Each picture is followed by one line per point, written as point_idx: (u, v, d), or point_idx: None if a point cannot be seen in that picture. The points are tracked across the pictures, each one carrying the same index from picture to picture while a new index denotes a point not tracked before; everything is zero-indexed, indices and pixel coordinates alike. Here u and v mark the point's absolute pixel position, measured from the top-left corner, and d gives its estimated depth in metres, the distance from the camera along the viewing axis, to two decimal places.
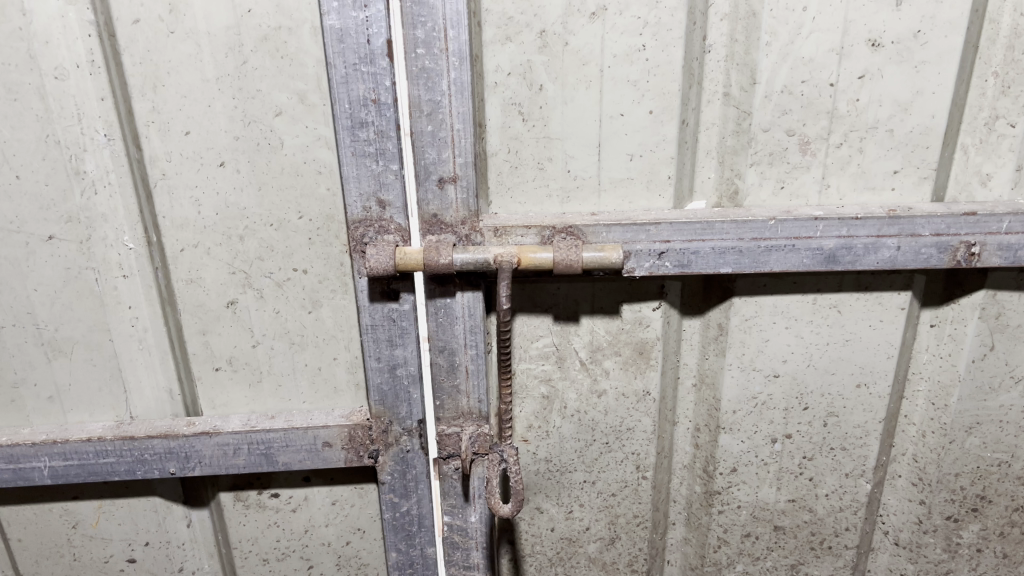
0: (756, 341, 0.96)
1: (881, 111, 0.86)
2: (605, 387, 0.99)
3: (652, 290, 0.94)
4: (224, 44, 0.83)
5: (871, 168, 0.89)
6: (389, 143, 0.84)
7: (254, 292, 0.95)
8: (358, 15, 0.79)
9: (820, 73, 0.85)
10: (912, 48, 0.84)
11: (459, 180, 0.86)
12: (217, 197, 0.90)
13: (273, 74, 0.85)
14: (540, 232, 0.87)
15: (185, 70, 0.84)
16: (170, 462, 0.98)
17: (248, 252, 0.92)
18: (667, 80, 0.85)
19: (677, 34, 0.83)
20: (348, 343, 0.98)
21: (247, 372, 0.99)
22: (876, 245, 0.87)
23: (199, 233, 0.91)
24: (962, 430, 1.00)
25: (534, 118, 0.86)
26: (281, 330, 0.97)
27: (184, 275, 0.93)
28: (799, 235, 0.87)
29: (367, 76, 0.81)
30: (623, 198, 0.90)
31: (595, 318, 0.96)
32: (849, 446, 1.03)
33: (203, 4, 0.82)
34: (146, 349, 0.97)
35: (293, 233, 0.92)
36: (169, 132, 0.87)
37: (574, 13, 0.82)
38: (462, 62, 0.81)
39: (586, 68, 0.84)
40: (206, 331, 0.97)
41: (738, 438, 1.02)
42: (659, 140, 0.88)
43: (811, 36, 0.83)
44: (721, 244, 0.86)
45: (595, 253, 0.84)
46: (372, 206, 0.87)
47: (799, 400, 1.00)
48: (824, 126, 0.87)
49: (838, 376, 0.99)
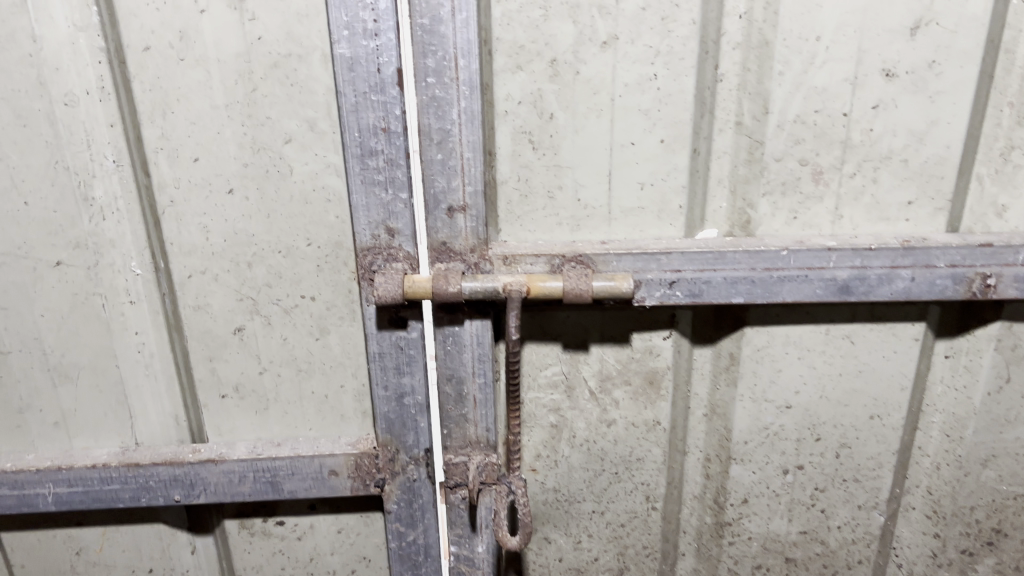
0: (768, 371, 0.96)
1: (895, 142, 0.84)
2: (615, 417, 0.98)
3: (662, 319, 0.93)
4: (234, 71, 0.83)
5: (884, 198, 0.87)
6: (399, 171, 0.84)
7: (261, 318, 0.94)
8: (369, 44, 0.79)
9: (833, 103, 0.83)
10: (926, 78, 0.82)
11: (469, 209, 0.86)
12: (226, 224, 0.89)
13: (282, 102, 0.84)
14: (549, 261, 0.88)
15: (194, 97, 0.84)
16: (175, 489, 0.98)
17: (256, 279, 0.92)
18: (679, 110, 0.84)
19: (689, 63, 0.82)
20: (355, 371, 0.97)
21: (253, 399, 0.98)
22: (890, 276, 0.86)
23: (207, 259, 0.91)
24: (979, 462, 0.99)
25: (544, 146, 0.86)
26: (288, 357, 0.96)
27: (192, 301, 0.93)
28: (812, 265, 0.86)
29: (378, 105, 0.81)
30: (633, 227, 0.89)
31: (604, 347, 0.95)
32: (862, 478, 1.01)
33: (214, 31, 0.81)
34: (152, 374, 0.97)
35: (302, 260, 0.91)
36: (178, 159, 0.86)
37: (585, 42, 0.81)
38: (472, 91, 0.81)
39: (597, 97, 0.84)
40: (213, 357, 0.96)
41: (749, 469, 1.01)
42: (671, 169, 0.87)
43: (825, 65, 0.82)
44: (732, 274, 0.87)
45: (605, 282, 0.85)
46: (381, 233, 0.87)
47: (812, 431, 0.99)
48: (838, 156, 0.85)
49: (852, 408, 0.97)
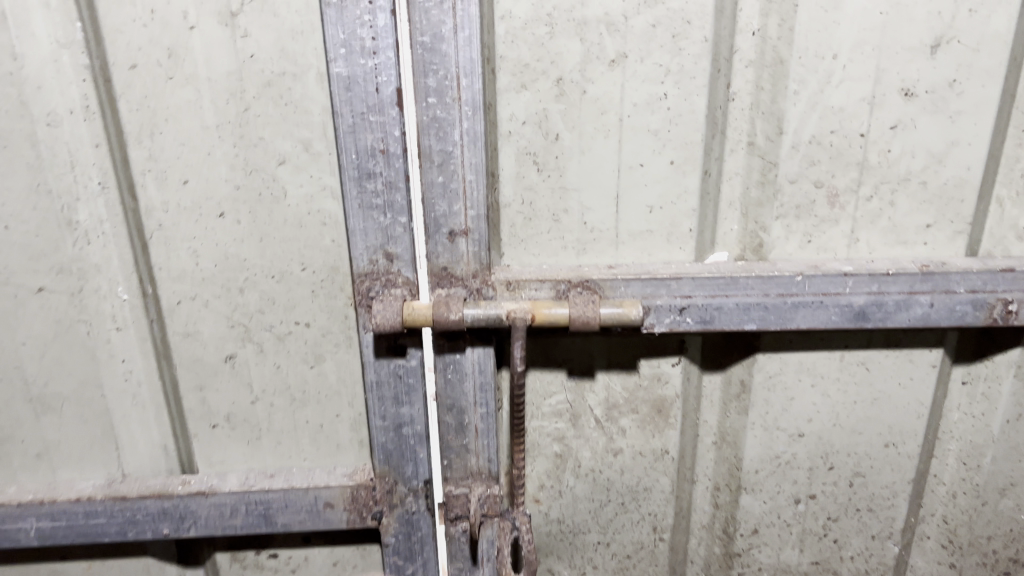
0: (780, 399, 0.92)
1: (913, 163, 0.81)
2: (622, 446, 0.95)
3: (671, 345, 0.90)
4: (226, 90, 0.79)
5: (902, 222, 0.84)
6: (398, 194, 0.80)
7: (254, 346, 0.90)
8: (367, 62, 0.75)
9: (850, 123, 0.80)
10: (947, 98, 0.79)
11: (471, 233, 0.82)
12: (217, 248, 0.86)
13: (276, 122, 0.80)
14: (555, 286, 0.84)
15: (183, 117, 0.80)
16: (164, 523, 0.94)
17: (248, 305, 0.88)
18: (690, 130, 0.81)
19: (701, 82, 0.79)
20: (351, 400, 0.93)
21: (246, 429, 0.95)
22: (909, 302, 0.83)
23: (197, 285, 0.87)
24: (996, 491, 0.96)
25: (549, 168, 0.82)
26: (282, 386, 0.92)
27: (181, 328, 0.89)
28: (828, 291, 0.83)
29: (376, 126, 0.78)
30: (642, 250, 0.86)
31: (611, 374, 0.91)
32: (876, 507, 0.98)
33: (204, 48, 0.77)
34: (140, 404, 0.93)
35: (296, 285, 0.87)
36: (167, 181, 0.83)
37: (593, 60, 0.78)
38: (475, 112, 0.77)
39: (605, 117, 0.80)
40: (203, 386, 0.92)
41: (759, 498, 0.97)
42: (681, 191, 0.83)
43: (841, 84, 0.78)
44: (745, 300, 0.83)
45: (613, 309, 0.81)
46: (379, 258, 0.84)
47: (824, 460, 0.95)
48: (854, 178, 0.82)
49: (866, 436, 0.94)
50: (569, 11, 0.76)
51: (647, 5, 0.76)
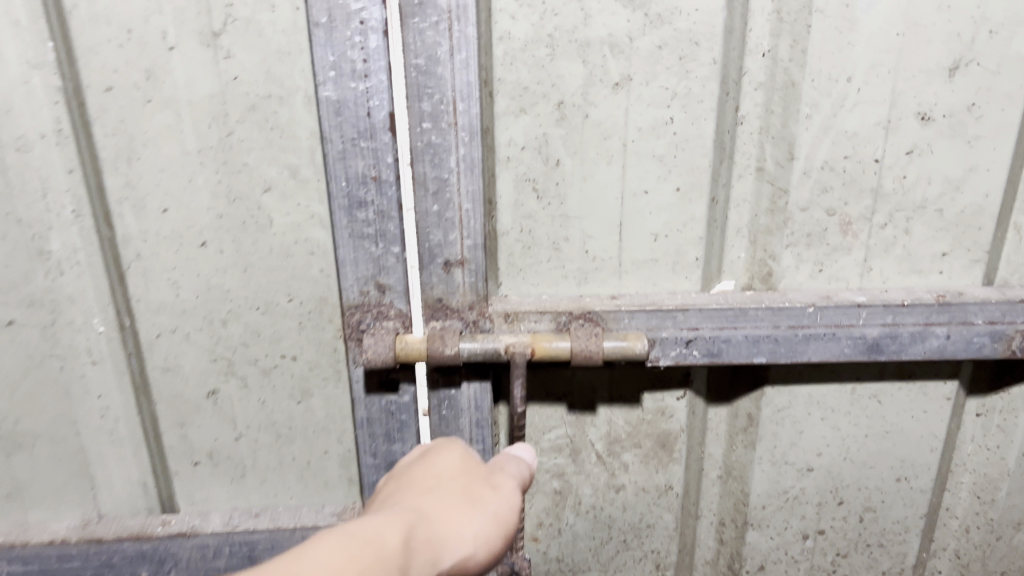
0: (789, 432, 0.89)
1: (929, 189, 0.78)
2: (624, 482, 0.91)
3: (676, 378, 0.86)
4: (208, 113, 0.75)
5: (917, 250, 0.81)
6: (390, 224, 0.76)
7: (238, 381, 0.86)
8: (357, 85, 0.71)
9: (864, 148, 0.76)
10: (965, 122, 0.75)
11: (467, 263, 0.78)
12: (199, 279, 0.81)
13: (261, 147, 0.76)
14: (555, 318, 0.80)
15: (163, 142, 0.76)
16: (142, 566, 0.90)
17: (231, 338, 0.84)
18: (696, 156, 0.77)
19: (709, 105, 0.75)
20: (340, 436, 0.89)
21: (229, 466, 0.90)
22: (924, 333, 0.80)
23: (177, 317, 0.83)
24: (1011, 526, 0.93)
25: (549, 195, 0.78)
26: (267, 422, 0.88)
27: (160, 363, 0.85)
28: (840, 322, 0.80)
29: (368, 152, 0.73)
30: (646, 280, 0.82)
31: (613, 408, 0.87)
32: (887, 543, 0.94)
33: (185, 70, 0.73)
34: (117, 441, 0.88)
35: (282, 317, 0.83)
36: (145, 210, 0.78)
37: (595, 83, 0.74)
38: (472, 138, 0.73)
39: (608, 142, 0.76)
40: (184, 423, 0.88)
41: (766, 534, 0.94)
42: (687, 219, 0.80)
43: (856, 108, 0.75)
44: (755, 332, 0.79)
45: (616, 342, 0.77)
46: (370, 290, 0.79)
47: (834, 495, 0.92)
48: (868, 205, 0.79)
49: (878, 470, 0.90)
50: (571, 32, 0.72)
51: (653, 25, 0.72)
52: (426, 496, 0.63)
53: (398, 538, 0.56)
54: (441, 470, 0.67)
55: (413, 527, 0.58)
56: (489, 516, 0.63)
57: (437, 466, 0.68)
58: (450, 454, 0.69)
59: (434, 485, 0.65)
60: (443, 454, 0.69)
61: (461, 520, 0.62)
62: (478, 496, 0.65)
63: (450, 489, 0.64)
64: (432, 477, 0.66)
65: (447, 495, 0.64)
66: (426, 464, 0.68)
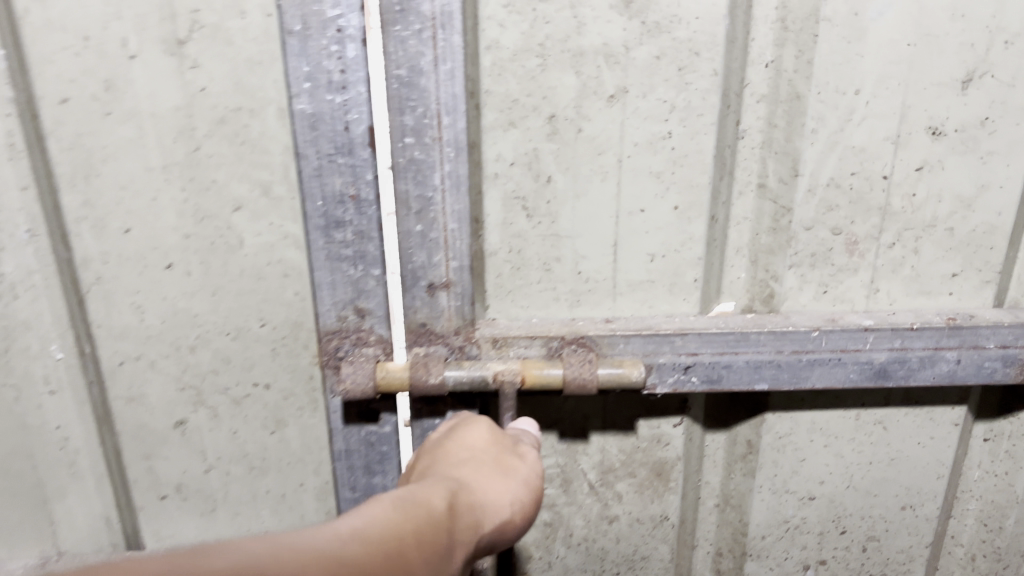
0: (790, 460, 0.84)
1: (939, 208, 0.74)
2: (618, 512, 0.86)
3: (673, 405, 0.81)
4: (173, 127, 0.69)
5: (925, 271, 0.77)
6: (371, 245, 0.71)
7: (207, 410, 0.80)
8: (334, 98, 0.66)
9: (872, 164, 0.73)
10: (978, 137, 0.72)
11: (453, 286, 0.73)
12: (164, 303, 0.76)
13: (230, 163, 0.71)
14: (546, 343, 0.75)
15: (124, 157, 0.70)
16: None
17: (200, 365, 0.78)
18: (696, 173, 0.73)
19: (709, 119, 0.71)
20: (317, 467, 0.84)
21: (199, 500, 0.85)
22: (933, 358, 0.76)
23: (141, 344, 0.77)
24: (1019, 554, 0.90)
25: (540, 213, 0.74)
26: (239, 453, 0.83)
27: (124, 392, 0.79)
28: (846, 347, 0.76)
29: (346, 168, 0.68)
30: (641, 302, 0.78)
31: (606, 436, 0.83)
32: (890, 572, 0.91)
33: (147, 80, 0.68)
34: (78, 473, 0.83)
35: (254, 343, 0.78)
36: (105, 229, 0.73)
37: (589, 95, 0.70)
38: (458, 153, 0.69)
39: (602, 157, 0.72)
40: (150, 455, 0.82)
41: (766, 565, 0.90)
42: (685, 238, 0.75)
43: (863, 122, 0.71)
44: (756, 357, 0.75)
45: (611, 369, 0.73)
46: (349, 314, 0.74)
47: (836, 524, 0.88)
48: (875, 224, 0.75)
49: (882, 498, 0.86)
50: (563, 41, 0.68)
51: (651, 34, 0.68)
52: (455, 467, 0.61)
53: (444, 501, 0.54)
54: (468, 443, 0.64)
55: (454, 492, 0.56)
56: (519, 483, 0.61)
57: (461, 440, 0.65)
58: (476, 429, 0.66)
59: (460, 457, 0.62)
60: (469, 429, 0.66)
61: (497, 487, 0.59)
62: (506, 465, 0.62)
63: (484, 459, 0.62)
64: (456, 449, 0.64)
65: (480, 464, 0.61)
66: (449, 440, 0.65)
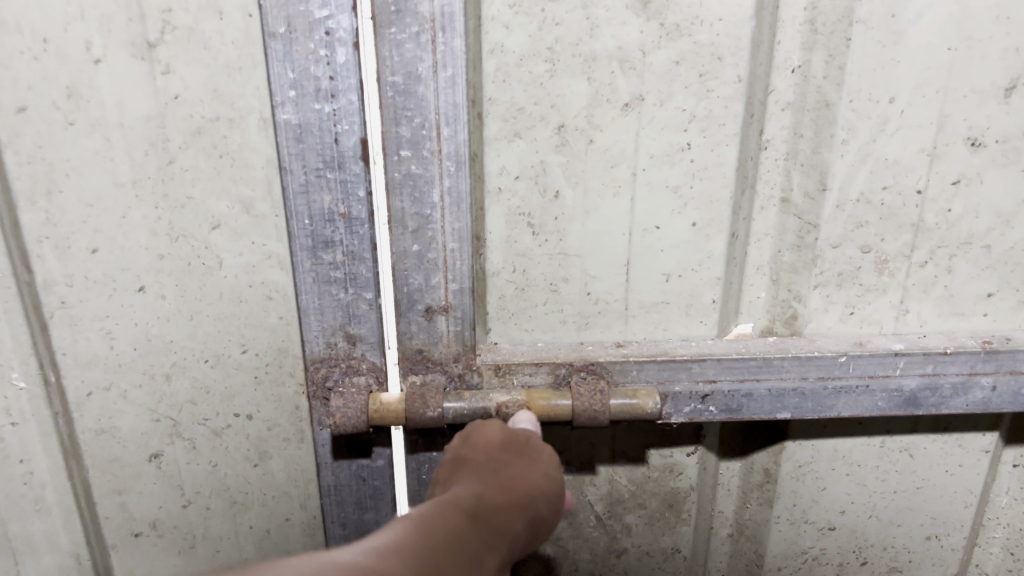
0: (811, 489, 0.79)
1: (976, 224, 0.69)
2: (627, 545, 0.82)
3: (687, 433, 0.76)
4: (144, 138, 0.63)
5: (958, 291, 0.72)
6: (362, 266, 0.65)
7: (184, 442, 0.74)
8: (322, 107, 0.60)
9: (905, 177, 0.67)
10: (1020, 148, 0.66)
11: (452, 310, 0.68)
12: (136, 328, 0.69)
13: (207, 177, 0.64)
14: (553, 371, 0.70)
15: (89, 171, 0.63)
16: None
17: (176, 395, 0.72)
18: (716, 188, 0.67)
19: (732, 129, 0.65)
20: (303, 501, 0.78)
21: (176, 537, 0.78)
22: (967, 385, 0.71)
23: (111, 373, 0.71)
24: None
25: (547, 231, 0.68)
26: (220, 487, 0.76)
27: (93, 424, 0.73)
28: (875, 373, 0.70)
29: (335, 184, 0.62)
30: (655, 324, 0.73)
31: (615, 467, 0.78)
32: None
33: (114, 86, 0.61)
34: (44, 511, 0.76)
35: (235, 370, 0.71)
36: (69, 250, 0.66)
37: (602, 103, 0.64)
38: (459, 168, 0.62)
39: (615, 170, 0.66)
40: (122, 490, 0.76)
41: None
42: (703, 257, 0.70)
43: (898, 132, 0.65)
44: (779, 385, 0.70)
45: (624, 399, 0.67)
46: (339, 341, 0.69)
47: (857, 555, 0.83)
48: (907, 241, 0.69)
49: (906, 528, 0.82)
50: (574, 44, 0.62)
51: (670, 38, 0.62)
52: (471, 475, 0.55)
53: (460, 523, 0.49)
54: (482, 442, 0.59)
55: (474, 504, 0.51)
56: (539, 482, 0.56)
57: (468, 440, 0.60)
58: (487, 425, 0.61)
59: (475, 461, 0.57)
60: (481, 427, 0.61)
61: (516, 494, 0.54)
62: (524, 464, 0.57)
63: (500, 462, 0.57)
64: (467, 450, 0.59)
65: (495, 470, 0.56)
66: (462, 444, 0.60)
